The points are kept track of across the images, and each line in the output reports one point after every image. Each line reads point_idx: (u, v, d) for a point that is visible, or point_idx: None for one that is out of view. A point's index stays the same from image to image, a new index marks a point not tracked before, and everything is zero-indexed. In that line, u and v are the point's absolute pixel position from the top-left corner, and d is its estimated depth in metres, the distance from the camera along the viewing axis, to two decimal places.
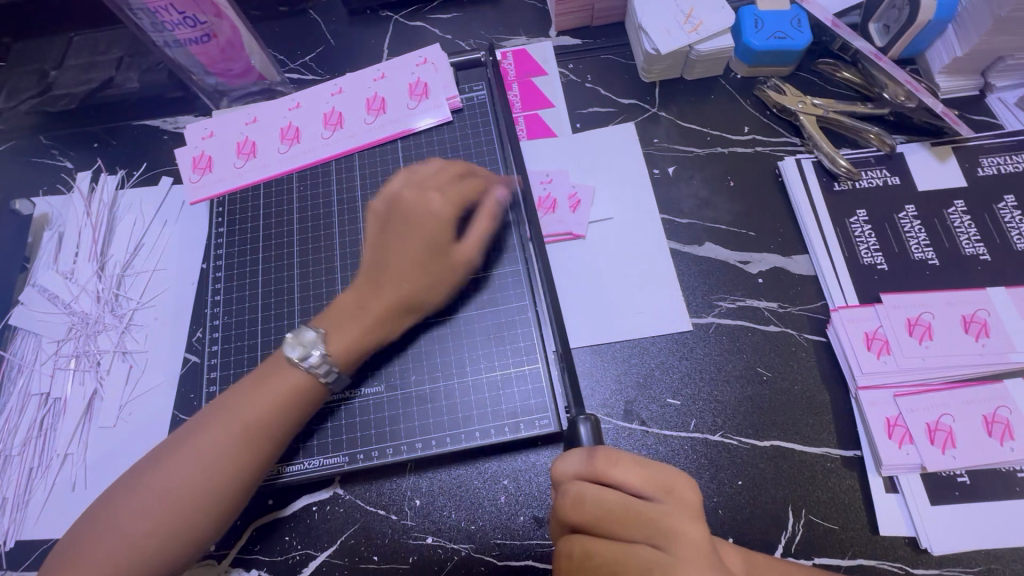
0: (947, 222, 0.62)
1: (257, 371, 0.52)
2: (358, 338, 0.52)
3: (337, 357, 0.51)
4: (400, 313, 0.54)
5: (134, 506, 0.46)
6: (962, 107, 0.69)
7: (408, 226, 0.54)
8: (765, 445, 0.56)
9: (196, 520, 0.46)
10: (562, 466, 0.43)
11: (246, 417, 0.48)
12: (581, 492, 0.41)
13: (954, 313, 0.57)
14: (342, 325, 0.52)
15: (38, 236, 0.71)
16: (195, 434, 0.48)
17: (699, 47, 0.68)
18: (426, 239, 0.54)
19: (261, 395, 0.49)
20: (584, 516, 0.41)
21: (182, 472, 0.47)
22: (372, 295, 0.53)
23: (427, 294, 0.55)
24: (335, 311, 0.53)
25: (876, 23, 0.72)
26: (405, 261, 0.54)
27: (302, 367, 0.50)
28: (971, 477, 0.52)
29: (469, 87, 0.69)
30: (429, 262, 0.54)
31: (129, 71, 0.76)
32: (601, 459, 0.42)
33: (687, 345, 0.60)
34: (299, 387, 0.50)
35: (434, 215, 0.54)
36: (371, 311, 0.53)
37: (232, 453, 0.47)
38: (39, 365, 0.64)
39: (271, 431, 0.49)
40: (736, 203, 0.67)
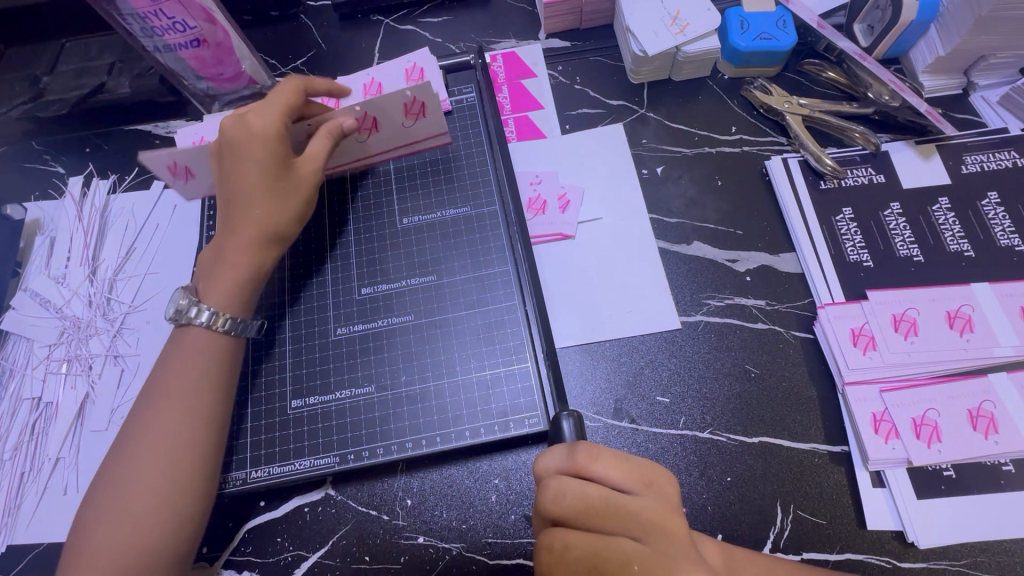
0: (932, 219, 0.63)
1: (170, 341, 0.54)
2: (231, 283, 0.54)
3: (219, 302, 0.53)
4: (264, 245, 0.55)
5: (126, 492, 0.48)
6: (946, 106, 0.70)
7: (232, 170, 0.54)
8: (754, 441, 0.56)
9: (186, 491, 0.48)
10: (546, 461, 0.44)
11: (191, 383, 0.51)
12: (563, 486, 0.42)
13: (939, 309, 0.58)
14: (216, 271, 0.54)
15: (30, 241, 0.71)
16: (151, 418, 0.50)
17: (686, 49, 0.69)
18: (257, 165, 0.54)
19: (192, 361, 0.52)
20: (565, 509, 0.41)
21: (155, 453, 0.48)
22: (232, 239, 0.54)
23: (283, 223, 0.55)
24: (205, 263, 0.55)
25: (860, 24, 0.73)
26: (249, 193, 0.54)
27: (197, 326, 0.52)
28: (956, 470, 0.53)
29: (459, 90, 0.69)
30: (274, 185, 0.54)
31: (121, 77, 0.76)
32: (582, 454, 0.42)
33: (676, 343, 0.61)
34: (217, 339, 0.53)
35: (250, 152, 0.54)
36: (236, 252, 0.54)
37: (195, 421, 0.50)
38: (31, 370, 0.64)
39: (219, 388, 0.52)
40: (724, 203, 0.67)
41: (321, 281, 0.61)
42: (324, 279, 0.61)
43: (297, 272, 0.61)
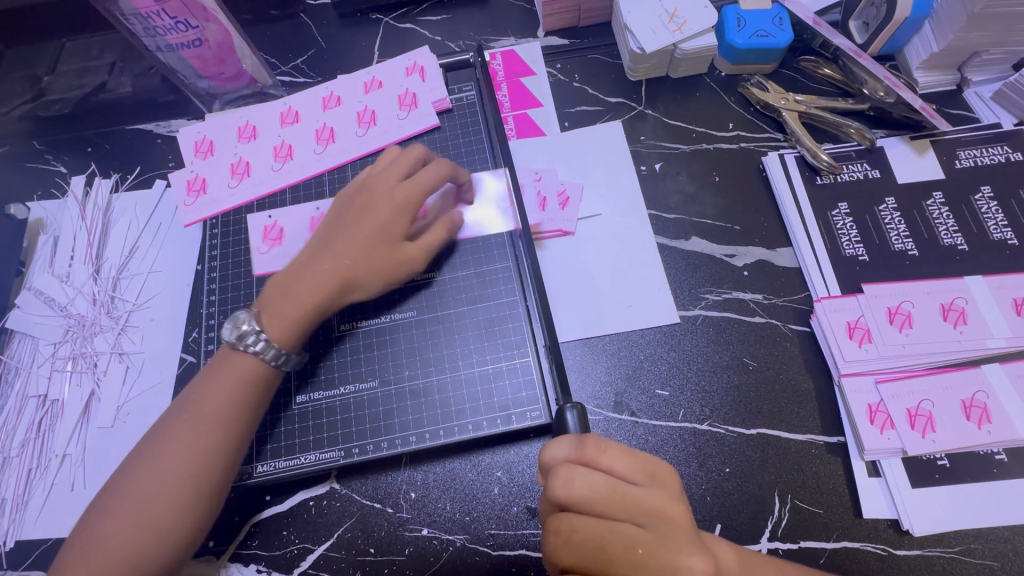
0: (926, 214, 0.64)
1: (211, 366, 0.53)
2: (292, 317, 0.53)
3: (275, 335, 0.52)
4: (336, 293, 0.55)
5: (138, 493, 0.47)
6: (939, 102, 0.71)
7: (342, 223, 0.57)
8: (751, 433, 0.57)
9: (180, 519, 0.47)
10: (552, 450, 0.44)
11: (209, 413, 0.49)
12: (571, 474, 0.42)
13: (933, 302, 0.59)
14: (280, 304, 0.54)
15: (34, 241, 0.71)
16: (165, 438, 0.49)
17: (683, 46, 0.70)
18: (369, 226, 0.56)
19: (225, 374, 0.51)
20: (574, 496, 0.41)
21: (156, 475, 0.48)
22: (309, 278, 0.54)
23: (363, 280, 0.55)
24: (271, 294, 0.55)
25: (855, 20, 0.74)
26: (345, 245, 0.55)
27: (248, 352, 0.52)
28: (950, 460, 0.54)
29: (458, 88, 0.70)
30: (371, 244, 0.56)
31: (121, 76, 0.77)
32: (591, 445, 0.43)
33: (675, 337, 0.61)
34: (254, 376, 0.52)
35: (369, 213, 0.56)
36: (306, 290, 0.54)
37: (202, 450, 0.48)
38: (37, 367, 0.65)
39: (233, 423, 0.50)
40: (722, 198, 0.68)
41: None
42: None
43: None
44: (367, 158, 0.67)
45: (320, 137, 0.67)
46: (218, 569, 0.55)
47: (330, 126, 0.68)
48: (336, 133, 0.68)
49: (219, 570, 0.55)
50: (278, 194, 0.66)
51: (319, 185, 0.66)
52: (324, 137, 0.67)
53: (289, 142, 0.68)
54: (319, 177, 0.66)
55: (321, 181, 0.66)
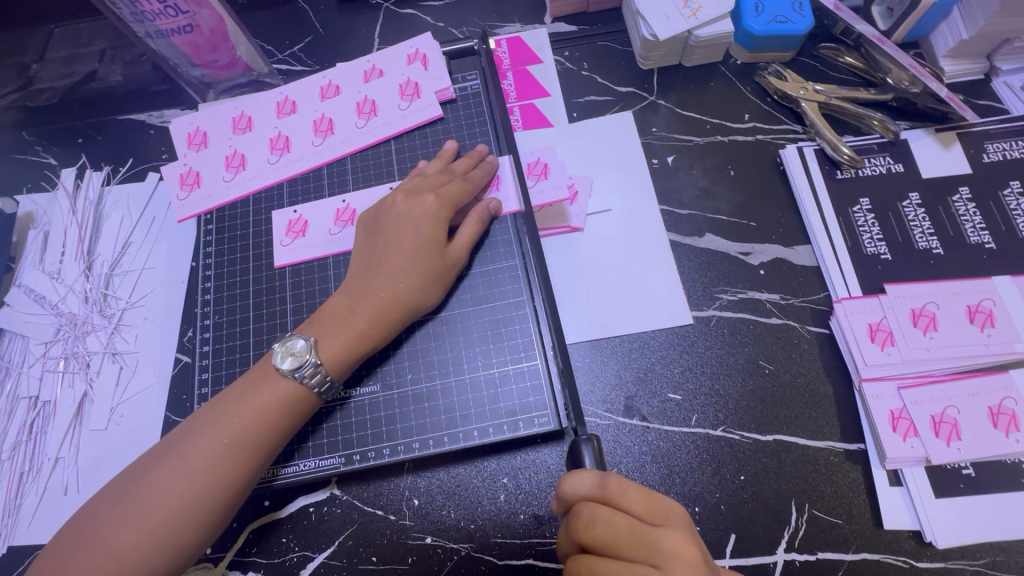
0: (952, 210, 0.61)
1: (246, 379, 0.50)
2: (348, 344, 0.50)
3: (331, 365, 0.50)
4: (395, 319, 0.52)
5: (146, 502, 0.45)
6: (966, 92, 0.68)
7: (387, 242, 0.54)
8: (767, 439, 0.55)
9: (188, 532, 0.45)
10: (571, 485, 0.41)
11: (239, 426, 0.47)
12: (593, 514, 0.40)
13: (959, 303, 0.56)
14: (333, 331, 0.51)
15: (23, 235, 0.69)
16: (187, 444, 0.47)
17: (698, 33, 0.67)
18: (416, 240, 0.53)
19: (255, 389, 0.49)
20: (595, 538, 0.40)
21: (171, 483, 0.45)
22: (362, 303, 0.52)
23: (417, 300, 0.53)
24: (323, 320, 0.52)
25: (879, 6, 0.71)
26: (396, 266, 0.53)
27: (291, 377, 0.49)
28: (975, 468, 0.52)
29: (462, 77, 0.67)
30: (424, 262, 0.53)
31: (112, 63, 0.75)
32: (614, 484, 0.41)
33: (688, 338, 0.59)
34: (292, 397, 0.49)
35: (413, 226, 0.54)
36: (362, 317, 0.51)
37: (225, 465, 0.46)
38: (28, 367, 0.63)
39: (260, 440, 0.47)
40: (736, 193, 0.65)
41: (323, 277, 0.59)
42: (326, 275, 0.59)
43: (301, 269, 0.60)
44: (367, 152, 0.64)
45: (319, 128, 0.64)
46: None
47: (328, 117, 0.65)
48: (335, 124, 0.65)
49: None
50: (275, 188, 0.63)
51: (318, 180, 0.63)
52: (323, 128, 0.64)
53: (287, 134, 0.65)
54: (317, 171, 0.64)
55: (320, 176, 0.63)
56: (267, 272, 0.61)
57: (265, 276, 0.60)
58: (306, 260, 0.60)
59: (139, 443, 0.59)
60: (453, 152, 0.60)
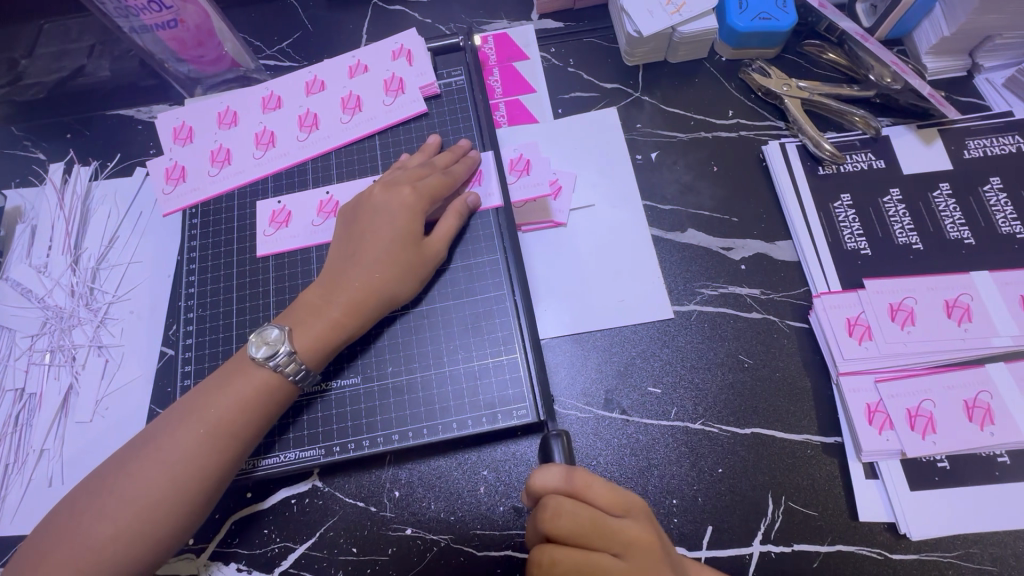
0: (932, 206, 0.61)
1: (224, 370, 0.50)
2: (323, 334, 0.51)
3: (305, 353, 0.50)
4: (372, 309, 0.53)
5: (124, 493, 0.45)
6: (948, 89, 0.68)
7: (364, 233, 0.55)
8: (746, 432, 0.55)
9: (167, 523, 0.45)
10: (540, 478, 0.42)
11: (216, 416, 0.47)
12: (559, 506, 0.41)
13: (937, 298, 0.57)
14: (308, 320, 0.51)
15: (11, 230, 0.69)
16: (165, 436, 0.47)
17: (682, 29, 0.67)
18: (392, 232, 0.54)
19: (233, 379, 0.49)
20: (560, 529, 0.40)
21: (149, 475, 0.45)
22: (337, 292, 0.52)
23: (394, 290, 0.53)
24: (298, 310, 0.52)
25: (864, 4, 0.71)
26: (372, 257, 0.53)
27: (265, 366, 0.49)
28: (951, 461, 0.52)
29: (447, 73, 0.67)
30: (401, 253, 0.54)
31: (101, 59, 0.75)
32: (580, 477, 0.42)
33: (669, 333, 0.60)
34: (270, 388, 0.49)
35: (391, 219, 0.54)
36: (337, 305, 0.52)
37: (203, 455, 0.46)
38: (14, 360, 0.63)
39: (239, 431, 0.48)
40: (719, 189, 0.66)
41: (306, 270, 0.60)
42: (310, 268, 0.60)
43: (284, 262, 0.60)
44: (352, 147, 0.64)
45: (304, 123, 0.65)
46: (198, 568, 0.54)
47: (313, 112, 0.65)
48: (320, 119, 0.65)
49: (200, 568, 0.54)
50: (260, 182, 0.64)
51: (303, 175, 0.64)
52: (308, 123, 0.65)
53: (272, 129, 0.65)
54: (302, 165, 0.64)
55: (304, 170, 0.64)
56: (251, 265, 0.61)
57: (249, 270, 0.61)
58: (290, 255, 0.61)
59: (124, 435, 0.59)
60: (435, 146, 0.61)
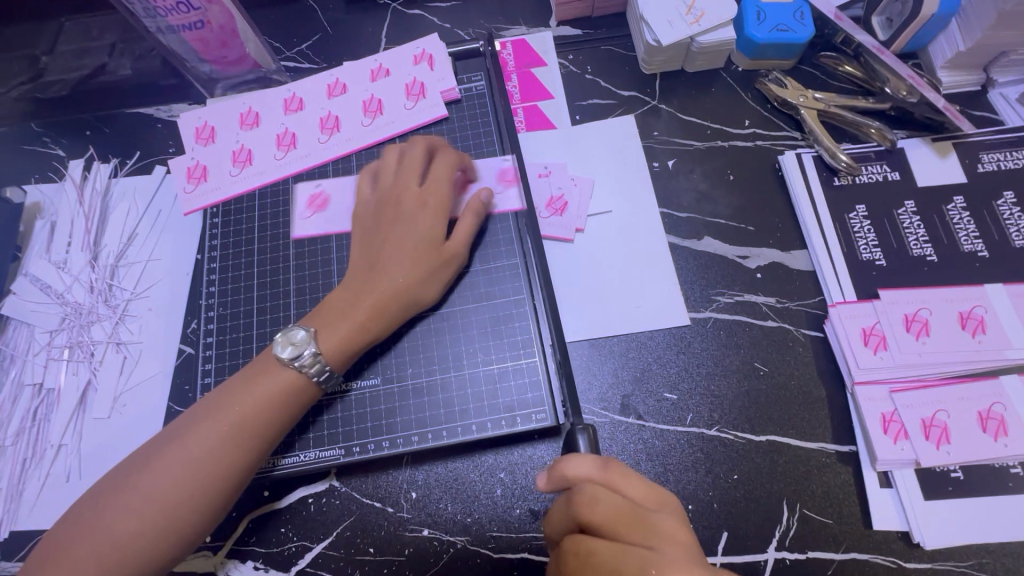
0: (946, 218, 0.62)
1: (248, 369, 0.51)
2: (347, 337, 0.51)
3: (331, 355, 0.51)
4: (395, 312, 0.53)
5: (147, 489, 0.45)
6: (962, 103, 0.69)
7: (387, 234, 0.56)
8: (761, 439, 0.56)
9: (188, 519, 0.46)
10: (575, 465, 0.42)
11: (241, 415, 0.48)
12: (594, 492, 0.41)
13: (951, 310, 0.57)
14: (333, 323, 0.52)
15: (30, 225, 0.70)
16: (189, 432, 0.47)
17: (700, 39, 0.68)
18: (418, 235, 0.55)
19: (257, 378, 0.49)
20: (596, 516, 0.40)
21: (172, 472, 0.46)
22: (363, 295, 0.53)
23: (418, 294, 0.54)
24: (324, 311, 0.53)
25: (878, 16, 0.71)
26: (397, 260, 0.54)
27: (290, 366, 0.50)
28: (965, 472, 0.53)
29: (467, 78, 0.68)
30: (423, 254, 0.54)
31: (121, 57, 0.75)
32: (616, 468, 0.42)
33: (685, 340, 0.60)
34: (294, 388, 0.50)
35: (415, 222, 0.55)
36: (363, 308, 0.52)
37: (226, 452, 0.47)
38: (32, 356, 0.64)
39: (261, 428, 0.48)
40: (735, 198, 0.66)
41: (327, 271, 0.60)
42: (330, 269, 0.60)
43: (305, 262, 0.61)
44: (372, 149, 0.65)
45: (325, 125, 0.65)
46: (215, 565, 0.54)
47: (334, 114, 0.66)
48: (341, 122, 0.66)
49: (217, 565, 0.54)
50: (281, 183, 0.64)
51: (323, 176, 0.64)
52: (329, 125, 0.65)
53: (293, 130, 0.66)
54: (323, 167, 0.65)
55: (325, 172, 0.64)
56: (271, 264, 0.61)
57: (270, 269, 0.61)
58: (310, 256, 0.61)
59: (142, 432, 0.59)
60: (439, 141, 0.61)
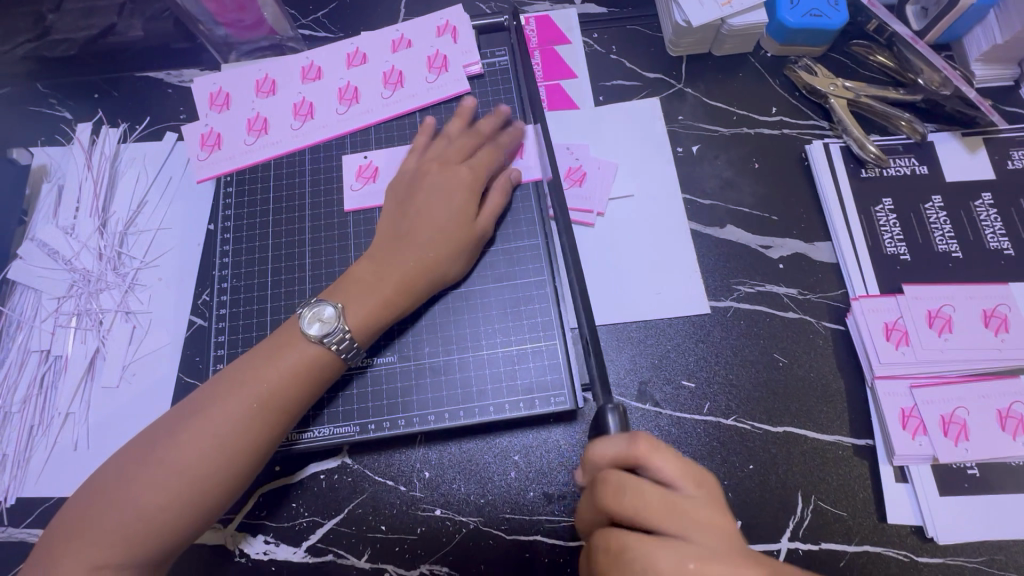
0: (973, 215, 0.61)
1: (269, 342, 0.50)
2: (373, 312, 0.50)
3: (358, 331, 0.50)
4: (421, 289, 0.52)
5: (171, 464, 0.44)
6: (995, 97, 0.67)
7: (415, 209, 0.55)
8: (778, 430, 0.55)
9: (213, 493, 0.45)
10: (601, 452, 0.40)
11: (264, 389, 0.47)
12: (620, 481, 0.39)
13: (975, 308, 0.57)
14: (357, 296, 0.51)
15: (37, 189, 0.68)
16: (210, 406, 0.46)
17: (731, 22, 0.66)
18: (444, 212, 0.54)
19: (280, 352, 0.48)
20: (623, 506, 0.39)
21: (196, 445, 0.45)
22: (389, 270, 0.52)
23: (443, 271, 0.53)
24: (348, 284, 0.52)
25: (914, 6, 0.70)
26: (424, 236, 0.53)
27: (313, 340, 0.49)
28: (981, 469, 0.53)
29: (490, 52, 0.66)
30: (453, 232, 0.53)
31: (132, 18, 0.71)
32: (642, 444, 0.39)
33: (704, 328, 0.59)
34: (317, 363, 0.49)
35: (443, 199, 0.54)
36: (389, 283, 0.51)
37: (250, 427, 0.46)
38: (39, 322, 0.63)
39: (285, 403, 0.47)
40: (759, 186, 0.65)
41: (343, 245, 0.59)
42: (347, 244, 0.59)
43: (321, 236, 0.60)
44: (392, 123, 0.63)
45: (343, 96, 0.63)
46: (226, 538, 0.54)
47: (353, 85, 0.64)
48: (360, 93, 0.64)
49: (227, 538, 0.54)
50: (297, 154, 0.63)
51: (341, 149, 0.63)
52: (347, 96, 0.63)
53: (311, 99, 0.64)
54: (340, 140, 0.63)
55: (343, 144, 0.63)
56: (287, 236, 0.60)
57: (285, 240, 0.60)
58: (326, 229, 0.60)
59: (151, 403, 0.58)
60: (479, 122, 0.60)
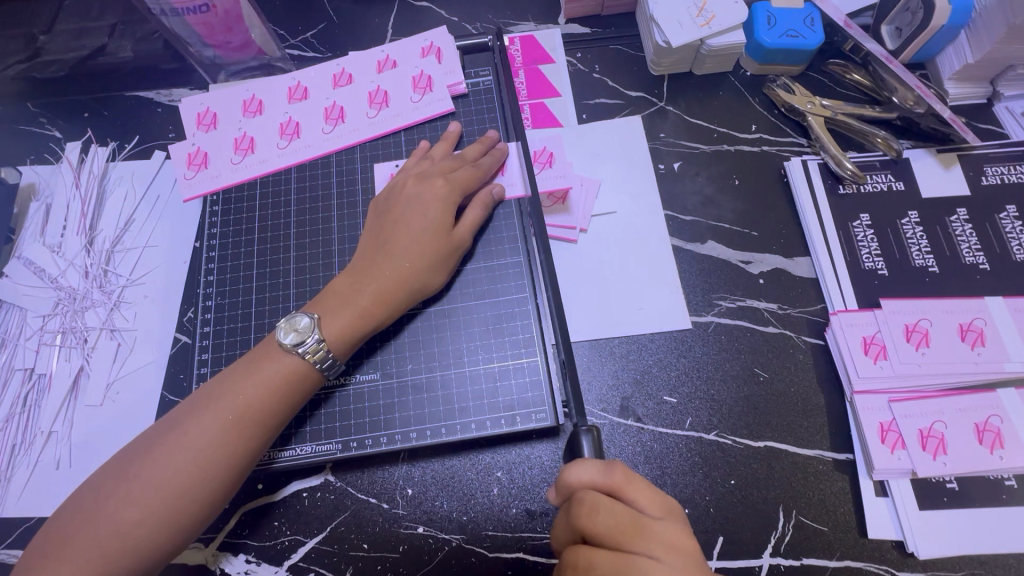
0: (949, 230, 0.62)
1: (250, 356, 0.50)
2: (352, 324, 0.51)
3: (333, 342, 0.50)
4: (399, 300, 0.53)
5: (149, 479, 0.45)
6: (969, 114, 0.69)
7: (395, 223, 0.55)
8: (759, 445, 0.56)
9: (191, 508, 0.45)
10: (578, 474, 0.40)
11: (243, 402, 0.47)
12: (595, 502, 0.40)
13: (952, 322, 0.58)
14: (337, 308, 0.51)
15: (25, 207, 0.68)
16: (190, 420, 0.46)
17: (710, 42, 0.67)
18: (423, 225, 0.54)
19: (260, 365, 0.49)
20: (596, 525, 0.40)
21: (174, 460, 0.45)
22: (368, 282, 0.52)
23: (422, 283, 0.54)
24: (329, 297, 0.52)
25: (887, 26, 0.71)
26: (403, 249, 0.53)
27: (293, 353, 0.49)
28: (960, 483, 0.53)
29: (475, 72, 0.67)
30: (430, 243, 0.54)
31: (122, 39, 0.73)
32: (620, 472, 0.40)
33: (686, 343, 0.60)
34: (296, 376, 0.49)
35: (421, 211, 0.55)
36: (367, 294, 0.52)
37: (229, 441, 0.46)
38: (24, 340, 0.63)
39: (264, 416, 0.47)
40: (740, 202, 0.66)
41: (328, 262, 0.60)
42: (331, 261, 0.60)
43: (306, 253, 0.60)
44: (376, 142, 0.64)
45: (329, 116, 0.65)
46: (208, 557, 0.53)
47: (339, 105, 0.65)
48: (345, 112, 0.65)
49: (209, 558, 0.53)
50: (283, 173, 0.64)
51: (326, 168, 0.63)
52: (333, 116, 0.65)
53: (297, 119, 0.65)
54: (326, 158, 0.64)
55: (328, 163, 0.64)
56: (272, 255, 0.61)
57: (270, 259, 0.61)
58: (311, 247, 0.60)
59: (133, 421, 0.58)
60: (454, 135, 0.61)
